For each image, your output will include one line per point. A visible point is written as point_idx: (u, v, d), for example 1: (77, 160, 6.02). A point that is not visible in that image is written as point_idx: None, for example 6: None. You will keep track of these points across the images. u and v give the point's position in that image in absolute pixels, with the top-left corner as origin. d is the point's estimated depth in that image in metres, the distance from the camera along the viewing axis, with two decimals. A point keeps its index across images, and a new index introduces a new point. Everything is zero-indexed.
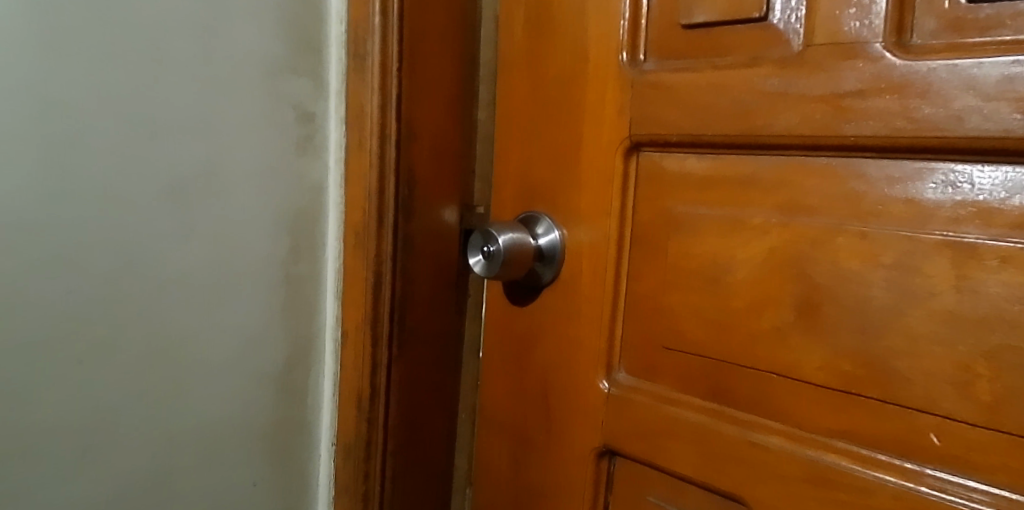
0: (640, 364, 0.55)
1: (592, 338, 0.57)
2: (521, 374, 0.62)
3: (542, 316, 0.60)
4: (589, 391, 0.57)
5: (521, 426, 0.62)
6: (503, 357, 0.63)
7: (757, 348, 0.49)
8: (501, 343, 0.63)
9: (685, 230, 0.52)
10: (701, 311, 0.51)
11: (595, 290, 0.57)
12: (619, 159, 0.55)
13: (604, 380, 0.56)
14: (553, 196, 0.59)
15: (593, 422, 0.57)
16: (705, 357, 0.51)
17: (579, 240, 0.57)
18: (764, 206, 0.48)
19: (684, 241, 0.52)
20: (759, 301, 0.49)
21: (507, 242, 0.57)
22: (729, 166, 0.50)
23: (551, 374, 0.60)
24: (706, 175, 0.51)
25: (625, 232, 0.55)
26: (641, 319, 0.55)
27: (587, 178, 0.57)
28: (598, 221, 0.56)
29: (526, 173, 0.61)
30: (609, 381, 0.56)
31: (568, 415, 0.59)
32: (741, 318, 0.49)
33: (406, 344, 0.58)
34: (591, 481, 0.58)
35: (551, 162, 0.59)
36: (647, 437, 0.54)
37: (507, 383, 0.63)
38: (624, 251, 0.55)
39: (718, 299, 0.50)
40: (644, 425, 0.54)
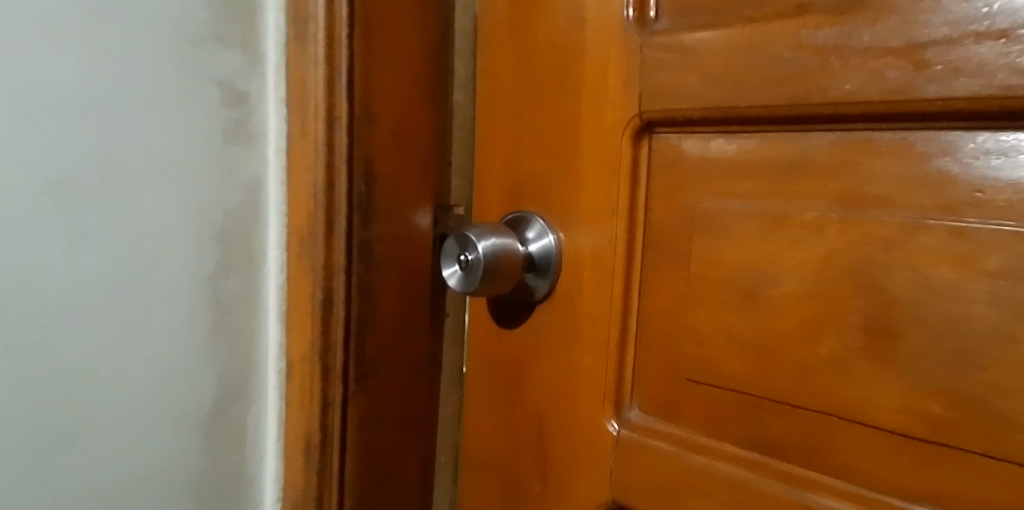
0: (656, 398, 0.44)
1: (595, 368, 0.46)
2: (511, 410, 0.51)
3: (534, 339, 0.49)
4: (591, 433, 0.46)
5: (512, 471, 0.51)
6: (488, 389, 0.52)
7: (812, 382, 0.37)
8: (487, 372, 0.52)
9: (711, 231, 0.41)
10: (734, 334, 0.40)
11: (598, 307, 0.45)
12: (626, 143, 0.44)
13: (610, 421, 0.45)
14: (545, 192, 0.48)
15: (598, 472, 0.46)
16: (739, 392, 0.40)
17: (579, 244, 0.46)
18: (816, 196, 0.37)
19: (710, 245, 0.41)
20: (812, 321, 0.37)
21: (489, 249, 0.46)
22: (769, 148, 0.39)
23: (546, 410, 0.48)
24: (739, 160, 0.40)
25: (636, 233, 0.44)
26: (658, 344, 0.43)
27: (586, 169, 0.46)
28: (601, 221, 0.45)
29: (514, 164, 0.50)
30: (616, 422, 0.45)
31: (567, 463, 0.47)
32: (789, 342, 0.38)
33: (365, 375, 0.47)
34: None
35: (542, 151, 0.48)
36: (667, 494, 0.42)
37: (495, 421, 0.52)
38: (634, 258, 0.44)
39: (757, 318, 0.39)
40: (664, 479, 0.42)
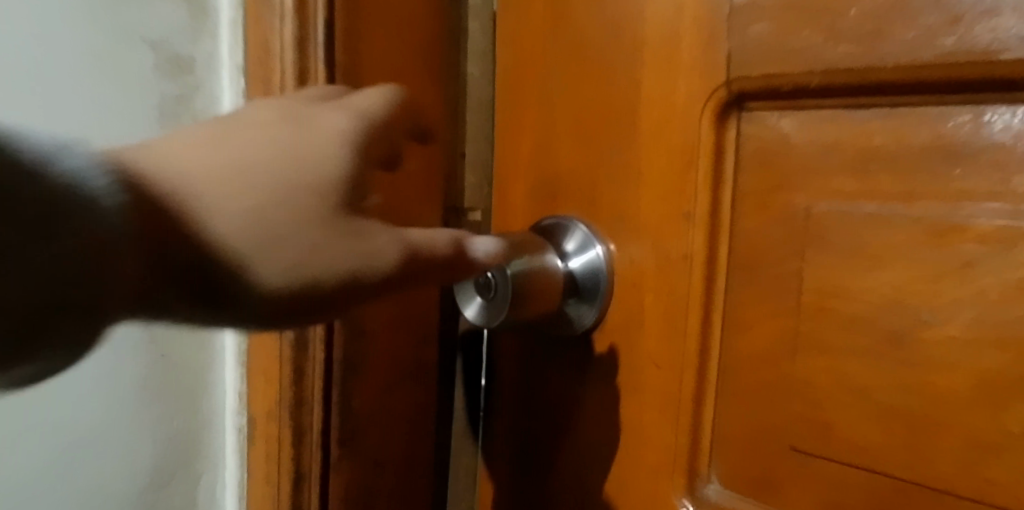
0: (745, 472, 0.32)
1: (661, 425, 0.34)
2: (547, 473, 0.39)
3: (577, 384, 0.38)
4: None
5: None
6: (515, 445, 0.41)
7: (988, 468, 0.26)
8: (513, 422, 0.41)
9: (830, 247, 0.29)
10: (868, 392, 0.28)
11: (664, 346, 0.34)
12: (706, 125, 0.32)
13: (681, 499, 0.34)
14: (591, 192, 0.36)
15: None
16: (871, 475, 0.28)
17: (639, 262, 0.35)
18: (994, 200, 0.25)
19: (829, 267, 0.29)
20: (984, 381, 0.26)
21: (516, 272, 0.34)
22: (919, 130, 0.27)
23: (592, 477, 0.37)
24: (874, 146, 0.28)
25: (719, 248, 0.32)
26: (750, 398, 0.32)
27: (649, 161, 0.34)
28: (667, 231, 0.33)
29: (547, 156, 0.38)
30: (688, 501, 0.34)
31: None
32: (952, 409, 0.26)
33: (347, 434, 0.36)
34: None
35: (587, 139, 0.36)
36: None
37: (526, 484, 0.40)
38: (715, 281, 0.33)
39: (904, 371, 0.27)
40: None
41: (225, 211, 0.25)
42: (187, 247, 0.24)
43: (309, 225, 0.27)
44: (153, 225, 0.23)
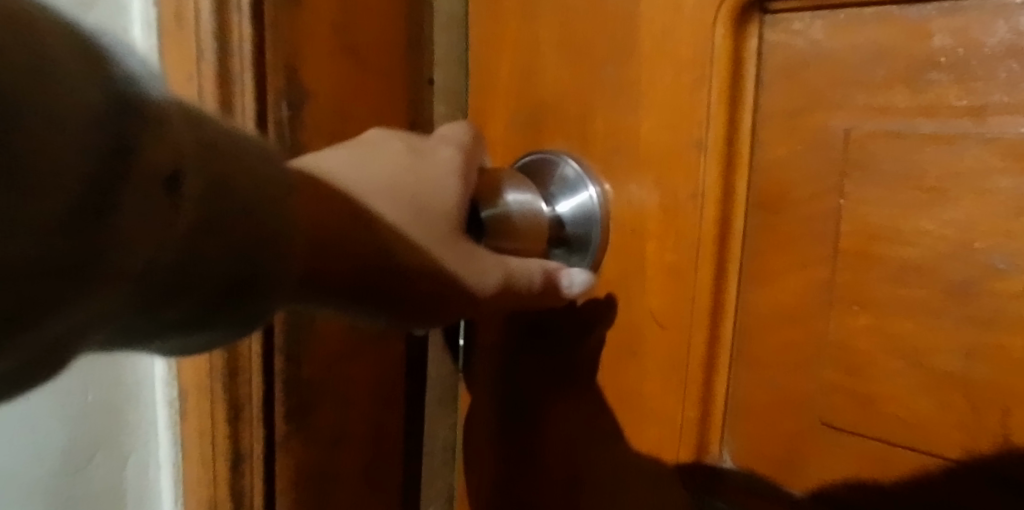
0: (760, 450, 0.27)
1: (666, 395, 0.29)
2: (534, 448, 0.34)
3: (567, 349, 0.32)
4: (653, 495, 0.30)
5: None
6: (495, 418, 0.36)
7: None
8: (496, 390, 0.36)
9: (877, 177, 0.24)
10: (921, 357, 0.23)
11: (669, 304, 0.28)
12: (724, 32, 0.26)
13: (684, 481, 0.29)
14: (581, 123, 0.30)
15: None
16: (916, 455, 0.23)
17: (639, 205, 0.29)
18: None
19: (875, 203, 0.24)
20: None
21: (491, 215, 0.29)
22: (994, 25, 0.21)
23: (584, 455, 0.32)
24: (938, 48, 0.22)
25: (736, 184, 0.27)
26: (774, 364, 0.27)
27: (651, 82, 0.28)
28: (673, 165, 0.28)
29: (529, 81, 0.32)
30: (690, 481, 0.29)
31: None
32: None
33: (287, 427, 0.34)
34: None
35: (577, 56, 0.30)
36: None
37: (511, 461, 0.35)
38: (732, 224, 0.27)
39: (970, 330, 0.22)
40: None
41: (380, 202, 0.25)
42: (375, 239, 0.24)
43: (446, 238, 0.26)
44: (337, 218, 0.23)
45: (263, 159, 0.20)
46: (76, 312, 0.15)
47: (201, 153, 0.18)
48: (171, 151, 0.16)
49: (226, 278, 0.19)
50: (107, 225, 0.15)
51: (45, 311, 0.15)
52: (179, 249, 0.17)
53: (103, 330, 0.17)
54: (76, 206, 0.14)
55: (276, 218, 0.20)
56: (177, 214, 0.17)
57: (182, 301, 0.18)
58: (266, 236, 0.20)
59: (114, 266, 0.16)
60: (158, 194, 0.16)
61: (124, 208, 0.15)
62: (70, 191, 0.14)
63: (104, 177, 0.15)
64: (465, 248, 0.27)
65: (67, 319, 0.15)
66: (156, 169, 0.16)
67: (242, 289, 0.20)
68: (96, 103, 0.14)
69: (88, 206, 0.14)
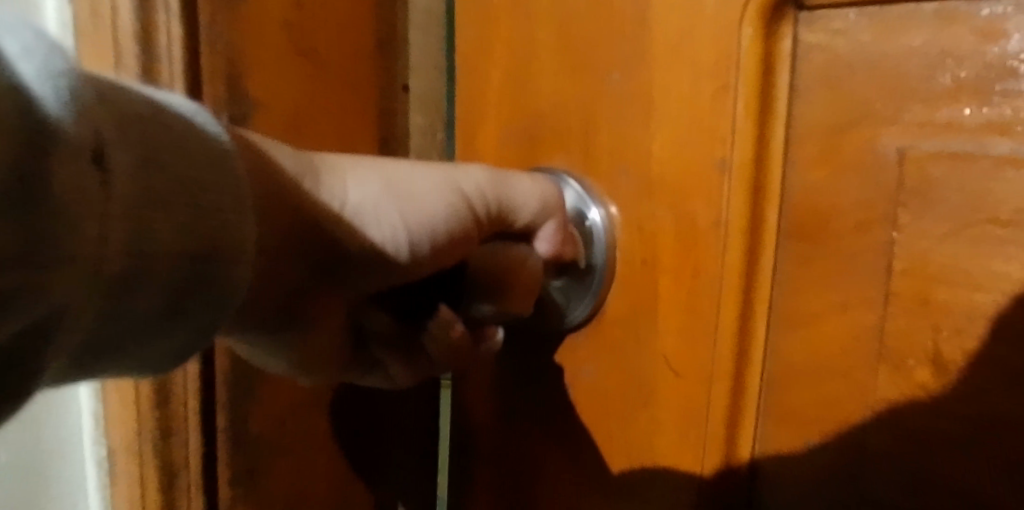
0: None
1: (681, 458, 0.25)
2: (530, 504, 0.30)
3: (563, 393, 0.28)
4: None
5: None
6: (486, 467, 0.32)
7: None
8: (494, 439, 0.32)
9: (940, 208, 0.20)
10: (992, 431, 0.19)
11: (684, 348, 0.24)
12: (752, 31, 0.22)
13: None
14: (581, 136, 0.26)
15: None
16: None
17: (649, 233, 0.25)
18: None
19: (939, 238, 0.20)
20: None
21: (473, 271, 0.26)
22: None
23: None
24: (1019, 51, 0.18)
25: (766, 210, 0.23)
26: (812, 425, 0.22)
27: (664, 90, 0.24)
28: (691, 187, 0.24)
29: (520, 87, 0.28)
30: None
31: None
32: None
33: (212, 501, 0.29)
34: None
35: (576, 59, 0.26)
36: None
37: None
38: (761, 256, 0.23)
39: None
40: None
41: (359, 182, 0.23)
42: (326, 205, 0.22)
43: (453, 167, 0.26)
44: (280, 187, 0.20)
45: (193, 131, 0.16)
46: (32, 311, 0.12)
47: (121, 121, 0.14)
48: (90, 126, 0.13)
49: (192, 261, 0.15)
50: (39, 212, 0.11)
51: (10, 302, 0.11)
52: (131, 236, 0.14)
53: (71, 335, 0.13)
54: (1, 199, 0.11)
55: (208, 198, 0.16)
56: (114, 196, 0.13)
57: (145, 295, 0.15)
58: (202, 213, 0.16)
59: (69, 255, 0.12)
60: (86, 172, 0.12)
61: (51, 206, 0.12)
62: (7, 167, 0.11)
63: (16, 163, 0.11)
64: (462, 215, 0.25)
65: (28, 317, 0.12)
66: (76, 142, 0.12)
67: (205, 269, 0.16)
68: (7, 83, 0.11)
69: (4, 179, 0.11)
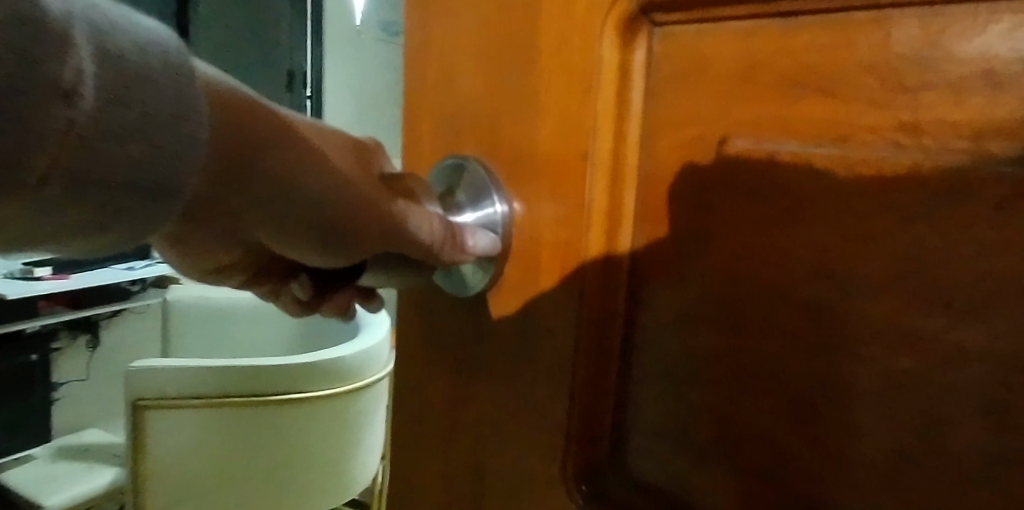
0: (637, 462, 0.27)
1: (551, 405, 0.29)
2: (433, 449, 0.35)
3: (468, 352, 0.33)
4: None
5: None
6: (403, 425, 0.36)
7: (916, 479, 0.20)
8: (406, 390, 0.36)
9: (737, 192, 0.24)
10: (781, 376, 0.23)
11: (562, 312, 0.29)
12: (615, 45, 0.26)
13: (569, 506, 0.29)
14: (485, 133, 0.31)
15: None
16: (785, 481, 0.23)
17: (536, 212, 0.29)
18: (966, 141, 0.19)
19: (740, 216, 0.24)
20: (902, 375, 0.20)
21: (376, 267, 0.29)
22: (859, 40, 0.21)
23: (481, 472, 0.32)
24: (801, 66, 0.22)
25: (623, 196, 0.27)
26: (654, 377, 0.27)
27: (549, 95, 0.28)
28: (564, 171, 0.28)
29: (445, 87, 0.32)
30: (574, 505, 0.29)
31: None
32: (888, 407, 0.21)
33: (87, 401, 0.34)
34: None
35: (485, 65, 0.30)
36: None
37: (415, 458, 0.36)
38: (620, 234, 0.27)
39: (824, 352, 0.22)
40: None
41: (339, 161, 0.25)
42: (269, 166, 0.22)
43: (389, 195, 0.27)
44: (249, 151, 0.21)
45: (172, 77, 0.19)
46: None
47: (102, 60, 0.17)
48: (71, 70, 0.16)
49: (123, 180, 0.18)
50: (11, 130, 0.15)
51: None
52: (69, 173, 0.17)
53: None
54: None
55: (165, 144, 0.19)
56: (71, 127, 0.16)
57: (84, 204, 0.18)
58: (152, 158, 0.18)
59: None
60: (53, 106, 0.16)
61: (20, 129, 0.15)
62: None
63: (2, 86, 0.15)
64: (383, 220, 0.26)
65: None
66: (50, 84, 0.16)
67: (147, 194, 0.19)
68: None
69: None
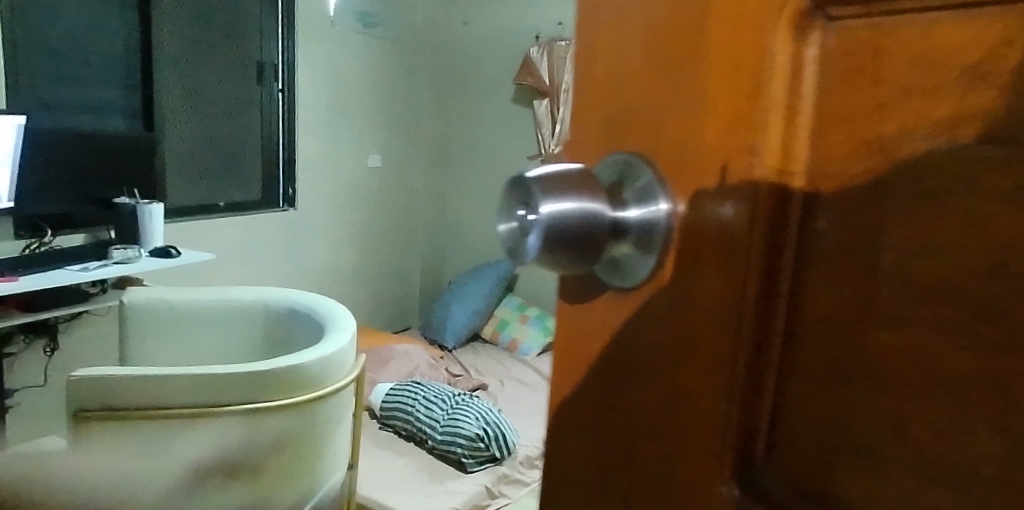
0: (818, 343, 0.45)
1: (718, 330, 0.49)
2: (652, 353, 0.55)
3: (661, 274, 0.53)
4: (736, 416, 0.49)
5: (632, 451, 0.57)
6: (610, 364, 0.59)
7: (950, 335, 0.39)
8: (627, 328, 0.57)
9: (895, 133, 0.41)
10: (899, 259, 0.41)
11: (721, 252, 0.49)
12: (790, 61, 0.46)
13: (744, 403, 0.49)
14: (679, 128, 0.52)
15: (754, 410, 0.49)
16: (932, 413, 0.39)
17: (703, 196, 0.50)
18: (944, 124, 0.38)
19: (874, 159, 0.42)
20: (931, 263, 0.39)
21: (621, 243, 0.53)
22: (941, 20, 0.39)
23: (692, 390, 0.51)
24: (931, 54, 0.39)
25: (785, 143, 0.46)
26: (839, 276, 0.44)
27: (725, 100, 0.48)
28: (741, 151, 0.47)
29: (663, 111, 0.53)
30: (753, 413, 0.49)
31: (665, 437, 0.54)
32: (912, 284, 0.40)
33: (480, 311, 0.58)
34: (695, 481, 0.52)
35: (660, 92, 0.54)
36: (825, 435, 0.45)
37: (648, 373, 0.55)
38: (770, 185, 0.46)
39: (894, 240, 0.41)
40: (822, 418, 0.45)
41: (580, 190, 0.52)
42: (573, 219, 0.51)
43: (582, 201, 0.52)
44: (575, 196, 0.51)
45: None
46: None
47: None
48: None
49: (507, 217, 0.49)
50: None
51: None
52: None
53: None
54: None
55: None
56: None
57: None
58: None
59: None
60: None
61: None
62: None
63: None
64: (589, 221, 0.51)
65: None
66: None
67: None
68: None
69: None
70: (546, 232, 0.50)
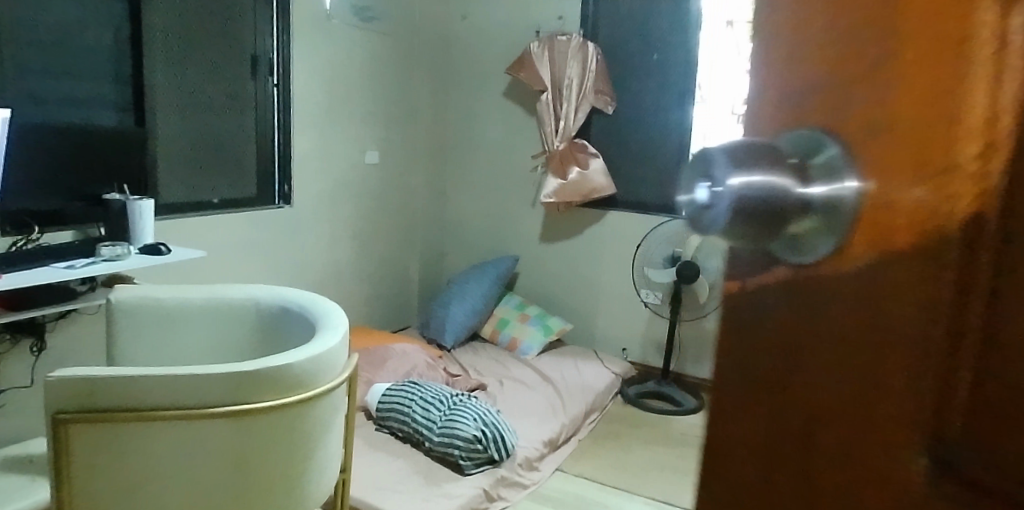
0: (1001, 317, 0.46)
1: (936, 304, 0.49)
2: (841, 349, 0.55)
3: (847, 259, 0.53)
4: (937, 389, 0.50)
5: (758, 390, 0.60)
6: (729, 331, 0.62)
7: None
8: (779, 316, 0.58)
9: None
10: None
11: (932, 231, 0.49)
12: (993, 30, 0.46)
13: (946, 377, 0.49)
14: (885, 117, 0.51)
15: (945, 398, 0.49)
16: None
17: (903, 183, 0.50)
18: None
19: None
20: None
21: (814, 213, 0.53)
22: None
23: (805, 342, 0.57)
24: None
25: (1003, 136, 0.46)
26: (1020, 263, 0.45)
27: (927, 75, 0.49)
28: (960, 137, 0.47)
29: (851, 97, 0.53)
30: (951, 387, 0.49)
31: (881, 399, 0.53)
32: None
33: (760, 310, 0.59)
34: (898, 471, 0.53)
35: (859, 65, 0.53)
36: (1003, 416, 0.47)
37: (820, 360, 0.56)
38: (983, 175, 0.47)
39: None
40: (1003, 406, 0.47)
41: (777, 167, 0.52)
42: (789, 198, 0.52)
43: (769, 171, 0.52)
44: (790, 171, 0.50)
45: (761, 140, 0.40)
46: None
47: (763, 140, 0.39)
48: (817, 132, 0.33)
49: None
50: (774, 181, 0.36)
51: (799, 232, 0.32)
52: None
53: None
54: None
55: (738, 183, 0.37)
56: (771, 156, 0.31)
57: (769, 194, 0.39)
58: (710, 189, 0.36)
59: None
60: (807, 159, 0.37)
61: None
62: None
63: None
64: (762, 189, 0.52)
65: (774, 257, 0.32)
66: None
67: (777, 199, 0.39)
68: None
69: None
70: (727, 210, 0.52)
